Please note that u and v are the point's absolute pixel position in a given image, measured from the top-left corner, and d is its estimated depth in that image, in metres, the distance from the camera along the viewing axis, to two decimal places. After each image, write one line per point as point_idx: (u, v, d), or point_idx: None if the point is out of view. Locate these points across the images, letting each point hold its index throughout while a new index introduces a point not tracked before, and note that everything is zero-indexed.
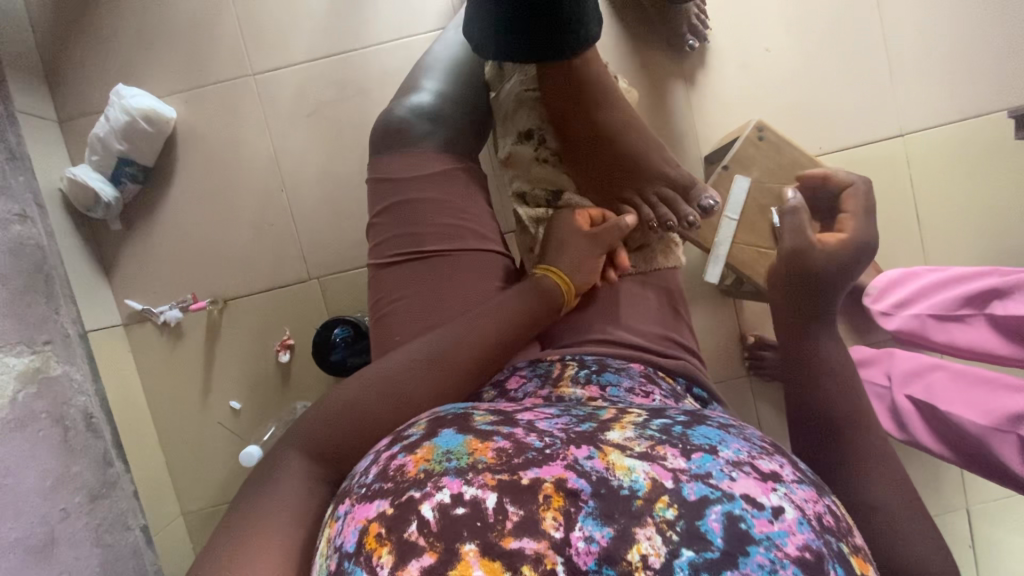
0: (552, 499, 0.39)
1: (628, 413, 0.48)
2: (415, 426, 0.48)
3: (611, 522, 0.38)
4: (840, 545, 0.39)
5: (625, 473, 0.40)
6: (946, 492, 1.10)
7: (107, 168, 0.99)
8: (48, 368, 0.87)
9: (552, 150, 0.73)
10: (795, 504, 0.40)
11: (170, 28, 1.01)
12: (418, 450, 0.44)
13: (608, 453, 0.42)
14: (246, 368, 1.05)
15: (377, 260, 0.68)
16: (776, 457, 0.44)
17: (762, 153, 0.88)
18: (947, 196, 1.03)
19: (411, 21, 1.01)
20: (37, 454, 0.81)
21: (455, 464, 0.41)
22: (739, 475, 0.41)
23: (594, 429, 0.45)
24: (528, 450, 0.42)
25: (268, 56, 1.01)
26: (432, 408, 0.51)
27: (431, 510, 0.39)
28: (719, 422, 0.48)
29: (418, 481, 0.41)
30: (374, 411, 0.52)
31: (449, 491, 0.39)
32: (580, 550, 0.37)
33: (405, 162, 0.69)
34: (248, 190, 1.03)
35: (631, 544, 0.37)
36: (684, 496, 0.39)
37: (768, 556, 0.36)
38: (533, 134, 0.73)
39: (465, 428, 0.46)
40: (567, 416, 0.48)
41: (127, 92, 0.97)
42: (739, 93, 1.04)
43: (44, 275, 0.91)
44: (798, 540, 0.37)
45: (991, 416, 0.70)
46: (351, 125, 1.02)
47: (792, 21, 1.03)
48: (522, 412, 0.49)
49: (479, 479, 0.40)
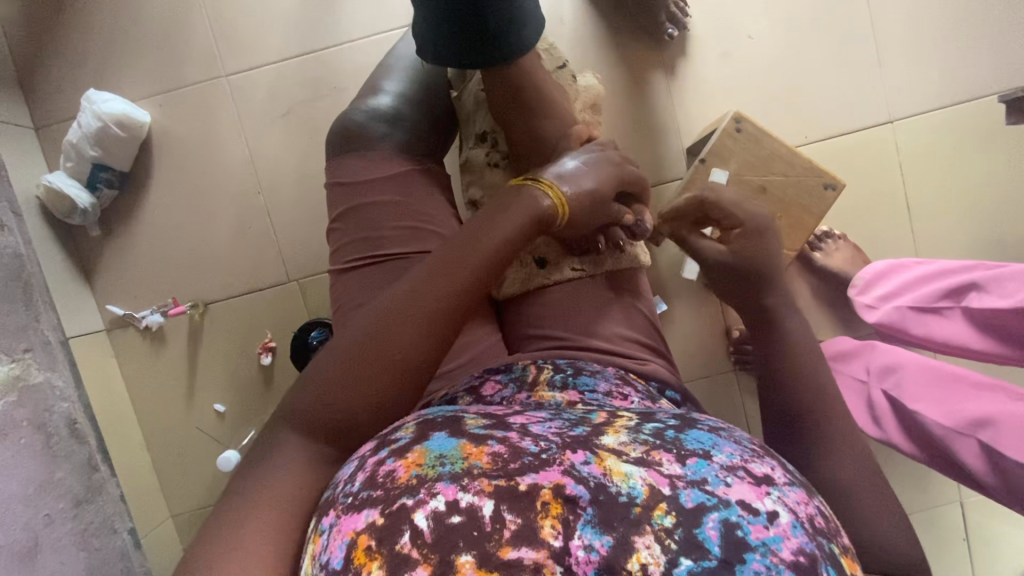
0: (550, 506, 0.40)
1: (620, 416, 0.50)
2: (404, 429, 0.49)
3: (610, 530, 0.39)
4: (831, 547, 0.41)
5: (623, 480, 0.42)
6: (938, 485, 1.09)
7: (82, 175, 0.98)
8: (28, 376, 0.88)
9: (502, 153, 0.72)
10: (788, 507, 0.42)
11: (141, 30, 1.00)
12: (409, 455, 0.45)
13: (604, 458, 0.43)
14: (229, 372, 1.05)
15: (337, 265, 0.68)
16: (766, 459, 0.46)
17: (740, 146, 0.86)
18: (938, 184, 1.01)
19: (382, 17, 0.99)
20: (18, 461, 0.82)
21: (450, 469, 0.42)
22: (734, 480, 0.42)
23: (588, 434, 0.46)
24: (523, 455, 0.43)
25: (240, 56, 1.00)
26: (416, 413, 0.53)
27: (424, 518, 0.39)
28: (709, 424, 0.49)
29: (410, 488, 0.41)
30: (338, 397, 0.51)
31: (444, 498, 0.40)
32: (579, 559, 0.38)
33: (363, 165, 0.68)
34: (225, 193, 1.03)
35: (631, 552, 0.38)
36: (682, 503, 0.40)
37: (763, 563, 0.38)
38: (486, 137, 0.73)
39: (457, 431, 0.47)
40: (559, 420, 0.49)
41: (98, 97, 0.96)
42: (721, 83, 1.01)
43: (23, 283, 0.90)
44: (792, 544, 0.39)
45: (956, 418, 0.72)
46: (326, 126, 1.01)
47: (775, 6, 0.99)
48: (514, 416, 0.50)
49: (476, 484, 0.41)
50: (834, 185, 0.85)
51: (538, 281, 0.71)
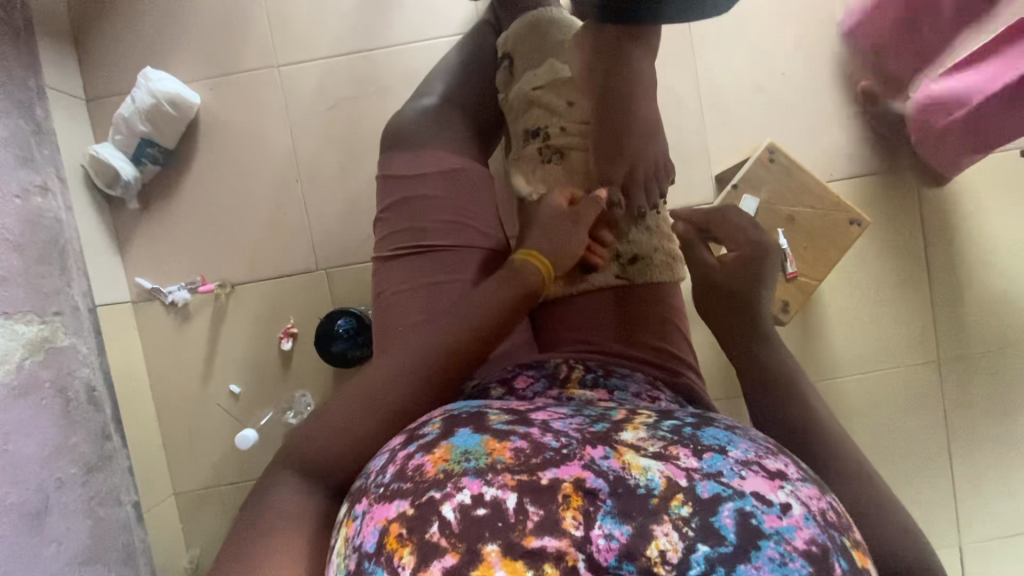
0: (571, 499, 0.42)
1: (639, 414, 0.52)
2: (431, 426, 0.52)
3: (629, 520, 0.41)
4: (843, 539, 0.42)
5: (641, 472, 0.44)
6: (939, 530, 1.09)
7: (129, 149, 1.02)
8: (55, 339, 0.89)
9: (555, 149, 0.77)
10: (800, 500, 0.43)
11: (200, 16, 1.04)
12: (436, 451, 0.48)
13: (623, 453, 0.45)
14: (249, 354, 1.06)
15: (383, 252, 0.74)
16: (780, 456, 0.48)
17: (772, 176, 0.90)
18: (955, 235, 1.04)
19: (433, 23, 1.03)
20: (36, 421, 0.82)
21: (475, 464, 0.45)
22: (748, 473, 0.44)
23: (608, 430, 0.49)
24: (545, 451, 0.46)
25: (294, 50, 1.04)
26: (443, 406, 0.56)
27: (452, 510, 0.42)
28: (725, 422, 0.51)
29: (437, 482, 0.44)
30: (378, 402, 0.57)
31: (469, 492, 0.43)
32: (600, 547, 0.40)
33: (415, 160, 0.75)
34: (264, 178, 1.05)
35: (650, 540, 0.40)
36: (698, 493, 0.42)
37: (778, 550, 0.39)
38: (539, 131, 0.77)
39: (481, 427, 0.49)
40: (580, 416, 0.51)
41: (154, 75, 1.01)
42: (754, 114, 1.04)
43: (59, 247, 0.92)
44: (805, 534, 0.40)
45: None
46: (369, 122, 1.04)
47: (811, 47, 1.03)
48: (536, 411, 0.52)
49: (499, 479, 0.43)
50: (859, 222, 0.89)
51: (581, 286, 0.74)
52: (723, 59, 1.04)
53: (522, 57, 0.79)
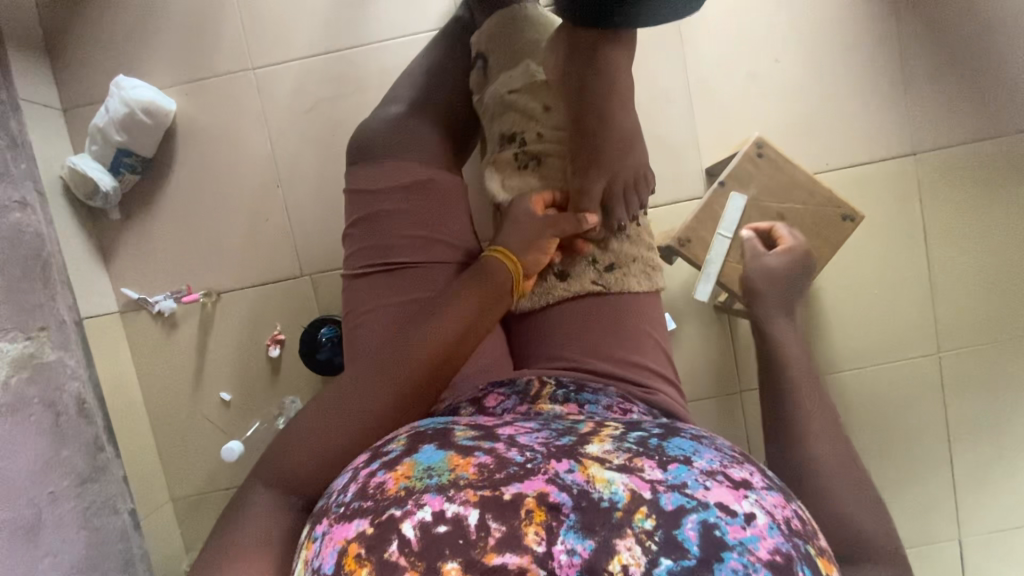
0: (534, 513, 0.41)
1: (606, 426, 0.50)
2: (396, 442, 0.51)
3: (591, 534, 0.40)
4: (808, 547, 0.41)
5: (605, 486, 0.42)
6: (939, 523, 1.07)
7: (107, 159, 1.00)
8: (43, 354, 0.88)
9: (530, 155, 0.75)
10: (765, 509, 0.42)
11: (172, 20, 1.01)
12: (399, 467, 0.46)
13: (588, 466, 0.44)
14: (238, 362, 1.06)
15: (352, 270, 0.73)
16: (745, 464, 0.47)
17: (761, 170, 0.87)
18: (956, 222, 1.00)
19: (409, 20, 1.00)
20: (23, 438, 0.82)
21: (437, 480, 0.44)
22: (713, 483, 0.43)
23: (574, 443, 0.47)
24: (509, 465, 0.44)
25: (269, 51, 1.01)
26: (411, 424, 0.55)
27: (412, 528, 0.41)
28: (692, 432, 0.50)
29: (398, 499, 0.43)
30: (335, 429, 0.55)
31: (431, 508, 0.42)
32: (561, 563, 0.39)
33: (378, 173, 0.73)
34: (244, 184, 1.04)
35: (612, 555, 0.39)
36: (661, 505, 0.41)
37: (741, 560, 0.38)
38: (514, 137, 0.76)
39: (446, 443, 0.48)
40: (547, 429, 0.50)
41: (127, 83, 0.98)
42: (745, 103, 1.00)
43: (42, 261, 0.91)
44: (768, 544, 0.39)
45: None
46: (348, 123, 1.02)
47: (805, 30, 0.99)
48: (503, 427, 0.51)
49: (460, 495, 0.42)
50: (851, 216, 0.85)
51: (555, 295, 0.73)
52: (712, 46, 0.99)
53: (497, 59, 0.77)
